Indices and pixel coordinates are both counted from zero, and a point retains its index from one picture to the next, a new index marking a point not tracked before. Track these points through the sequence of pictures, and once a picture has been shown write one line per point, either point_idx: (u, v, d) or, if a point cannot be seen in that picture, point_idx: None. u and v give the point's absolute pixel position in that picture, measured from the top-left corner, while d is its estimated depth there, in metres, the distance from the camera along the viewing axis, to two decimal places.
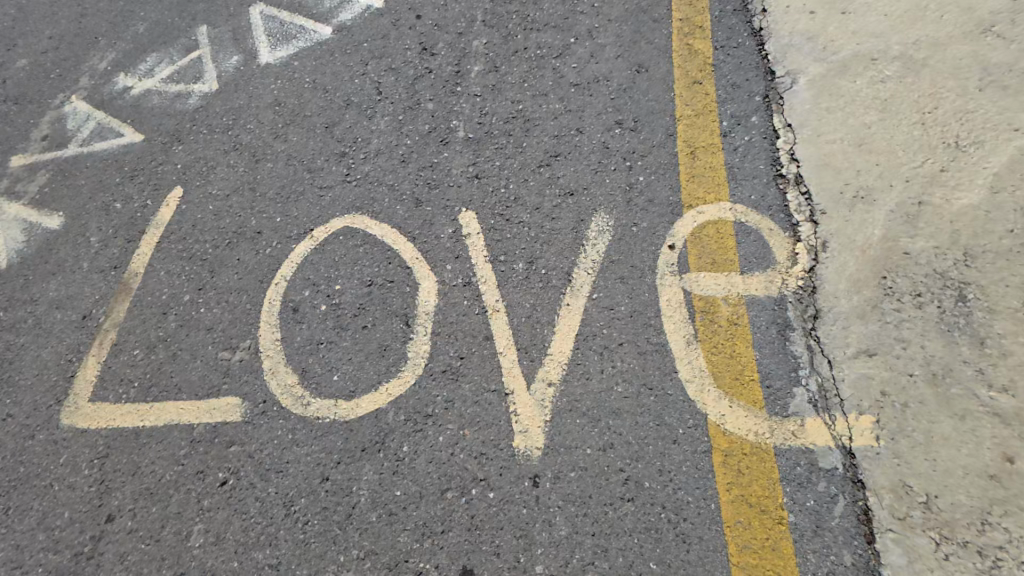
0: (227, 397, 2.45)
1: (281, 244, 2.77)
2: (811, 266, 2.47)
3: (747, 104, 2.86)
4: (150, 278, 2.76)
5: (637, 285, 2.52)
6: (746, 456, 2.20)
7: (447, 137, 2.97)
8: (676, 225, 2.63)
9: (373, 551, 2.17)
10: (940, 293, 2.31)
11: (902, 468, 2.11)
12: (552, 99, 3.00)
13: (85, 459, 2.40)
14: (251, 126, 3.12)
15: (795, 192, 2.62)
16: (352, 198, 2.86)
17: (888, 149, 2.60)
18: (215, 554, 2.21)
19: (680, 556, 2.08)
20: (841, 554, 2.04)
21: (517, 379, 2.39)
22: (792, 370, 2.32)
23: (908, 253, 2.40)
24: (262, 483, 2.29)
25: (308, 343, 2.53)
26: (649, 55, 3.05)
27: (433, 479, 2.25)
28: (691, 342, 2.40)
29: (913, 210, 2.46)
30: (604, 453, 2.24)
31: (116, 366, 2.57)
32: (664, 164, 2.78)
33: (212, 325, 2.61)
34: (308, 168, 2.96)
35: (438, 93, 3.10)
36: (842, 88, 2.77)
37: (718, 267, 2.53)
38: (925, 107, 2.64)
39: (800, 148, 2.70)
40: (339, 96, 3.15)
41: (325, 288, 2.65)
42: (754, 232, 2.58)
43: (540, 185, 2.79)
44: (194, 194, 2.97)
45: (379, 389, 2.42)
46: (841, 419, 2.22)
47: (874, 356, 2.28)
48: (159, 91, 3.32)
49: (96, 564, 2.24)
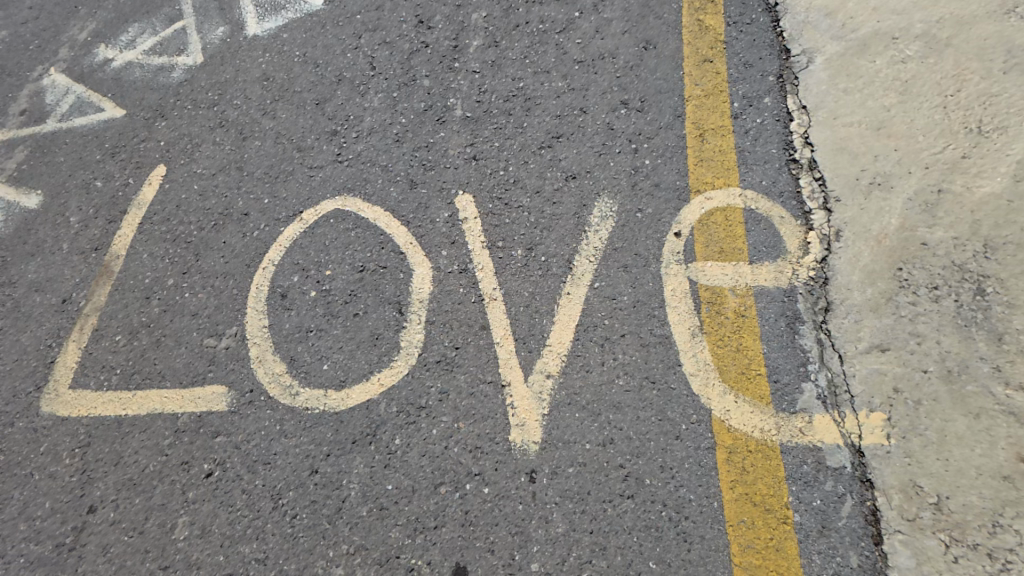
0: (213, 386, 2.36)
1: (269, 226, 2.64)
2: (824, 256, 2.35)
3: (760, 84, 2.70)
4: (132, 261, 2.64)
5: (642, 274, 2.41)
6: (750, 453, 2.12)
7: (444, 116, 2.82)
8: (683, 211, 2.51)
9: (364, 546, 2.10)
10: (958, 285, 2.21)
11: (913, 467, 2.03)
12: (554, 76, 2.84)
13: (67, 447, 2.32)
14: (238, 102, 2.96)
15: (809, 178, 2.49)
16: (344, 179, 2.72)
17: (907, 133, 2.46)
18: (201, 547, 2.14)
19: (681, 555, 2.02)
20: (847, 555, 1.98)
21: (514, 371, 2.30)
22: (800, 365, 2.23)
23: (926, 244, 2.29)
24: (249, 475, 2.21)
25: (297, 330, 2.43)
26: (658, 31, 2.88)
27: (426, 473, 2.17)
28: (696, 335, 2.30)
29: (932, 199, 2.34)
30: (604, 449, 2.16)
31: (98, 352, 2.47)
32: (672, 146, 2.64)
33: (197, 311, 2.50)
34: (297, 147, 2.81)
35: (434, 68, 2.93)
36: (860, 68, 2.62)
37: (726, 256, 2.42)
38: (948, 89, 2.49)
39: (815, 131, 2.55)
40: (331, 71, 2.98)
41: (315, 274, 2.53)
42: (765, 220, 2.45)
43: (541, 168, 2.66)
44: (178, 172, 2.83)
45: (370, 380, 2.32)
46: (851, 416, 2.13)
47: (886, 351, 2.18)
48: (141, 63, 3.15)
49: (78, 557, 2.17)
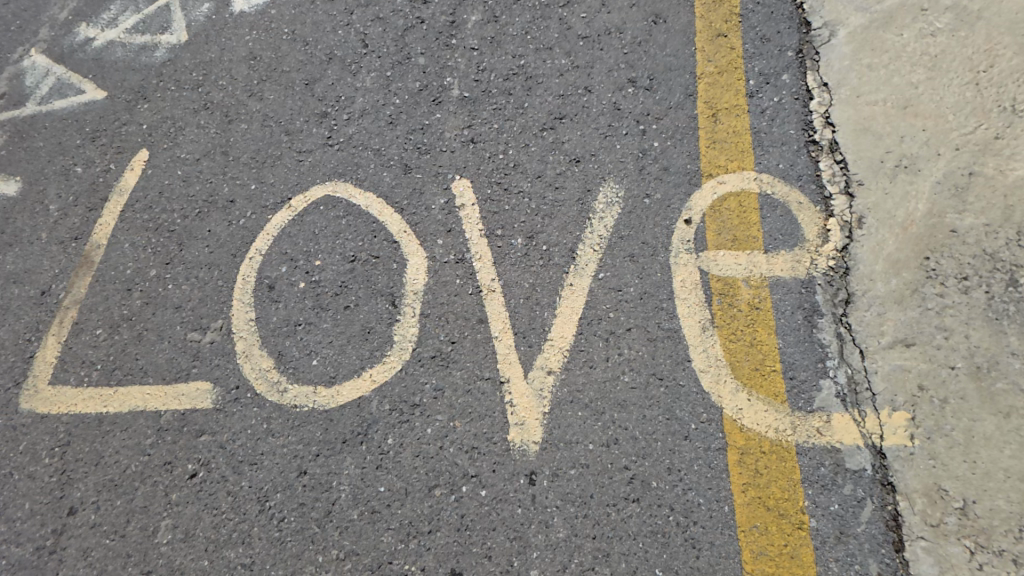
0: (198, 382, 2.25)
1: (256, 214, 2.51)
2: (845, 245, 2.20)
3: (778, 60, 2.51)
4: (113, 250, 2.52)
5: (649, 264, 2.26)
6: (763, 455, 2.00)
7: (439, 97, 2.65)
8: (694, 196, 2.35)
9: (355, 551, 2.01)
10: (988, 276, 2.05)
11: (937, 469, 1.91)
12: (557, 54, 2.66)
13: (46, 447, 2.23)
14: (223, 82, 2.80)
15: (829, 161, 2.32)
16: (335, 163, 2.58)
17: (936, 111, 2.28)
18: (185, 552, 2.06)
19: (689, 562, 1.91)
20: (866, 563, 1.87)
21: (512, 367, 2.18)
22: (819, 361, 2.09)
23: (955, 231, 2.12)
24: (234, 477, 2.11)
25: (285, 324, 2.31)
26: (668, 4, 2.69)
27: (420, 476, 2.07)
28: (707, 329, 2.16)
29: (961, 182, 2.17)
30: (607, 449, 2.05)
31: (78, 346, 2.37)
32: (682, 127, 2.47)
33: (181, 303, 2.38)
34: (285, 130, 2.66)
35: (430, 45, 2.75)
36: (886, 43, 2.42)
37: (739, 245, 2.26)
38: (980, 65, 2.30)
39: (837, 110, 2.38)
40: (321, 49, 2.81)
41: (304, 264, 2.40)
42: (781, 205, 2.29)
43: (542, 151, 2.50)
44: (160, 157, 2.69)
45: (362, 376, 2.21)
46: (872, 415, 2.00)
47: (911, 346, 2.04)
48: (123, 42, 2.98)
49: (59, 560, 2.09)
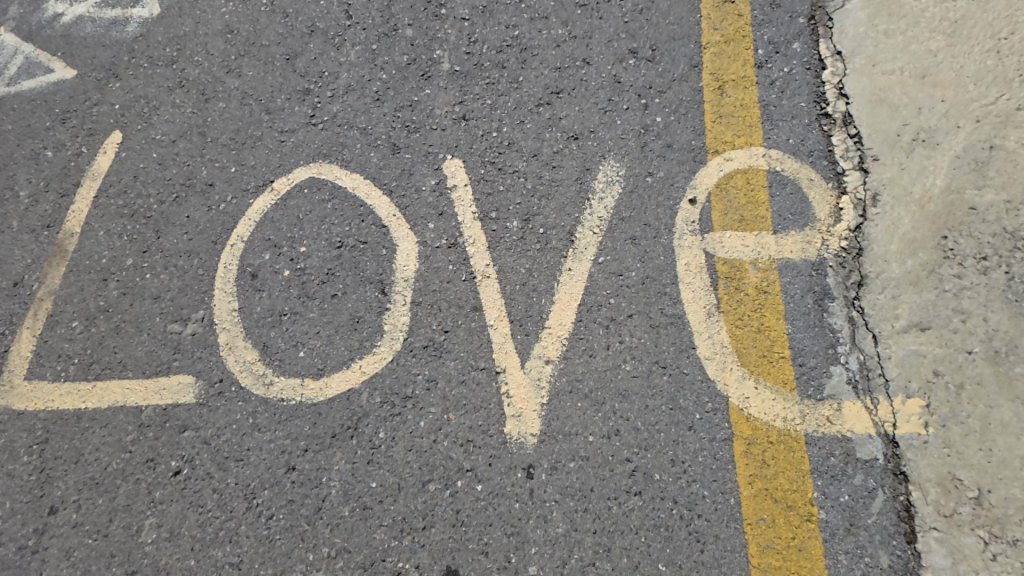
0: (179, 376, 2.16)
1: (237, 198, 2.38)
2: (858, 224, 2.08)
3: (789, 27, 2.35)
4: (87, 238, 2.40)
5: (651, 247, 2.15)
6: (771, 445, 1.92)
7: (428, 71, 2.49)
8: (699, 174, 2.22)
9: (347, 549, 1.94)
10: (1009, 256, 1.94)
11: (951, 458, 1.83)
12: (554, 23, 2.49)
13: (24, 444, 2.15)
14: (199, 58, 2.63)
15: (843, 135, 2.18)
16: (318, 144, 2.43)
17: (956, 81, 2.13)
18: (170, 551, 1.99)
19: (693, 556, 1.85)
20: (875, 555, 1.81)
21: (509, 356, 2.08)
22: (829, 347, 1.99)
23: (975, 208, 2.00)
24: (220, 474, 2.04)
25: (270, 314, 2.21)
26: None
27: (413, 470, 1.99)
28: (712, 314, 2.06)
29: (982, 156, 2.04)
30: (608, 441, 1.97)
31: (53, 339, 2.26)
32: (686, 101, 2.32)
33: (160, 293, 2.27)
34: (265, 108, 2.50)
35: (418, 16, 2.58)
36: (904, 7, 2.26)
37: (746, 225, 2.14)
38: (1002, 31, 2.14)
39: (851, 81, 2.23)
40: (302, 21, 2.63)
41: (289, 251, 2.28)
42: (792, 183, 2.17)
43: (538, 129, 2.35)
44: (134, 139, 2.53)
45: (351, 368, 2.11)
46: (884, 403, 1.92)
47: (926, 331, 1.94)
48: (91, 17, 2.79)
49: (41, 560, 2.03)
